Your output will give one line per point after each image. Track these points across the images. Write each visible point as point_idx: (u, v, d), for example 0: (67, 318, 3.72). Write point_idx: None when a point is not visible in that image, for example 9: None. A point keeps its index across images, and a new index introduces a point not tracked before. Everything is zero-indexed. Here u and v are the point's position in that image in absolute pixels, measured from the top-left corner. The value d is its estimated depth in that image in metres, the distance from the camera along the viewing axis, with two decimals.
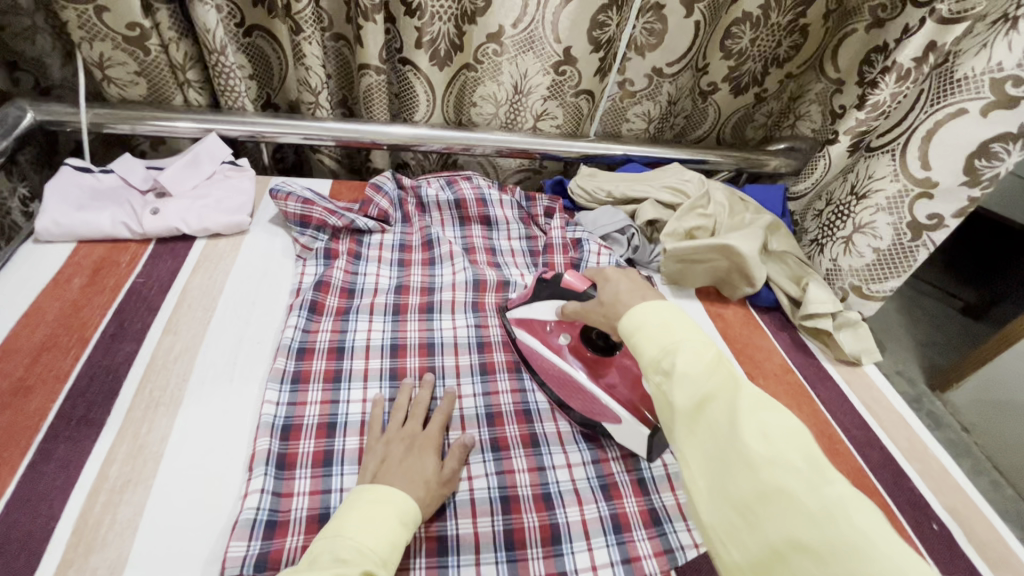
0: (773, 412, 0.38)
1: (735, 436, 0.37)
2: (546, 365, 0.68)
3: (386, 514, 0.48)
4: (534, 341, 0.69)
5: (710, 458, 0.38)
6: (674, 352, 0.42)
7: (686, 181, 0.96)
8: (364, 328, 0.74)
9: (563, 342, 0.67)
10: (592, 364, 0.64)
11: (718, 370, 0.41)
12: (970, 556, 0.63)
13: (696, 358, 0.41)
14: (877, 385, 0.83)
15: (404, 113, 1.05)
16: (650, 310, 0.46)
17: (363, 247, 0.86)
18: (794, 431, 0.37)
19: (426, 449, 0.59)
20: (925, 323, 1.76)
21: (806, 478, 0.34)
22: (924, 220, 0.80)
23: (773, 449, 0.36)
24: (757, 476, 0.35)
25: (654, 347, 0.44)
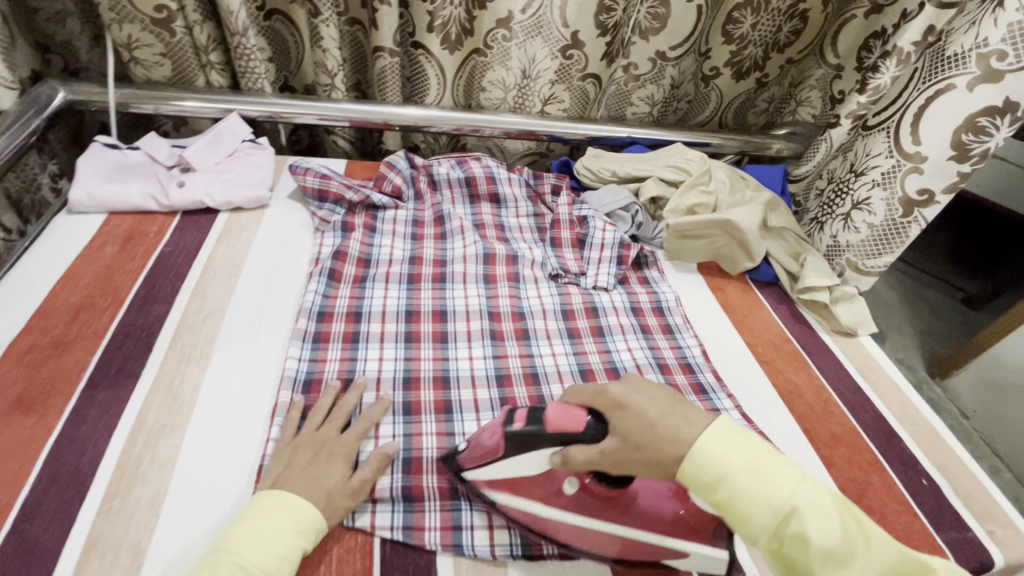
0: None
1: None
2: (562, 531, 0.53)
3: (278, 524, 0.48)
4: (532, 506, 0.53)
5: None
6: (801, 518, 0.42)
7: (687, 160, 1.00)
8: (380, 295, 0.77)
9: (568, 490, 0.53)
10: (607, 499, 0.53)
11: (853, 534, 0.42)
12: (958, 509, 0.66)
13: (827, 524, 0.42)
14: (872, 355, 0.86)
15: (416, 96, 1.08)
16: (731, 455, 0.44)
17: (378, 222, 0.89)
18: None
19: (335, 456, 0.55)
20: (927, 312, 1.78)
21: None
22: (914, 196, 0.83)
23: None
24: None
25: (769, 513, 0.42)
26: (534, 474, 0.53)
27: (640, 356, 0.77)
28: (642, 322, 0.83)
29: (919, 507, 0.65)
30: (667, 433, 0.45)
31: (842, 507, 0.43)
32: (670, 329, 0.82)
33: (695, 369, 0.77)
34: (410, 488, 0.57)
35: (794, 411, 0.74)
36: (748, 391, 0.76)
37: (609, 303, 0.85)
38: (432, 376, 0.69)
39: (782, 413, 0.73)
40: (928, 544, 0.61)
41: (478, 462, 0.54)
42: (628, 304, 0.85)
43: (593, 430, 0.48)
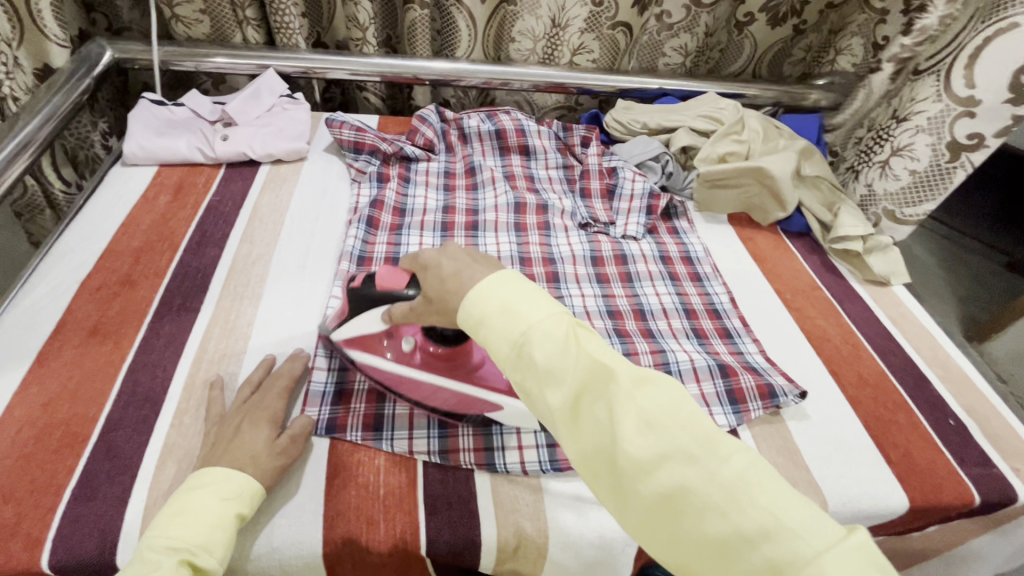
0: (643, 388, 0.39)
1: (616, 432, 0.38)
2: (406, 385, 0.59)
3: (202, 501, 0.46)
4: (379, 363, 0.59)
5: (592, 449, 0.40)
6: (530, 342, 0.41)
7: (720, 109, 0.99)
8: (415, 242, 0.81)
9: (407, 348, 0.59)
10: (447, 356, 0.58)
11: (573, 349, 0.41)
12: (984, 447, 0.67)
13: (552, 343, 0.41)
14: (904, 303, 0.86)
15: (446, 50, 1.10)
16: (487, 294, 0.44)
17: (411, 173, 0.92)
18: (669, 401, 0.39)
19: (259, 422, 0.54)
20: (968, 279, 1.75)
21: (698, 462, 0.37)
22: (963, 140, 0.81)
23: (654, 438, 0.38)
24: (646, 473, 0.37)
25: (507, 341, 0.43)
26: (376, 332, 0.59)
27: (667, 301, 0.79)
28: (670, 269, 0.84)
29: (944, 443, 0.66)
30: (449, 283, 0.47)
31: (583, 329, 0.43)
32: (698, 278, 0.83)
33: (722, 315, 0.78)
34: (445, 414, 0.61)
35: (821, 353, 0.75)
36: (774, 333, 0.77)
37: (638, 251, 0.86)
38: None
39: (808, 355, 0.74)
40: (951, 479, 0.62)
41: (337, 321, 0.61)
42: (657, 252, 0.86)
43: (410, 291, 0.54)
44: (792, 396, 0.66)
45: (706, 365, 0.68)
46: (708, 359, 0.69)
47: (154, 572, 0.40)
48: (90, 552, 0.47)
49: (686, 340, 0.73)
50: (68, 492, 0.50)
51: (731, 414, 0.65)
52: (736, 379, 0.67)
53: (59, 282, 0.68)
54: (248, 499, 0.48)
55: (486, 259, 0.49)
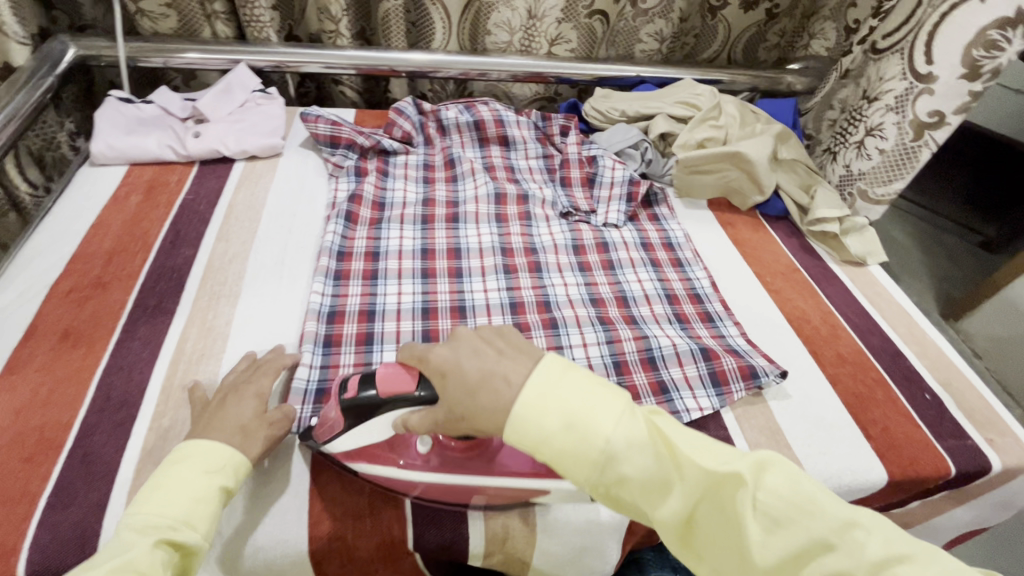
0: (761, 480, 0.41)
1: (747, 541, 0.40)
2: (430, 490, 0.52)
3: (185, 474, 0.45)
4: (395, 472, 0.52)
5: (722, 556, 0.42)
6: (618, 460, 0.43)
7: (697, 95, 0.99)
8: (396, 236, 0.80)
9: (423, 450, 0.53)
10: (465, 452, 0.53)
11: (669, 460, 0.43)
12: (958, 419, 0.68)
13: (647, 458, 0.43)
14: (881, 282, 0.87)
15: (421, 42, 1.09)
16: (545, 405, 0.44)
17: (390, 166, 0.91)
18: (786, 489, 0.41)
19: (245, 395, 0.54)
20: (944, 258, 1.80)
21: (839, 549, 0.39)
22: (925, 118, 0.82)
23: (782, 533, 0.40)
24: (789, 574, 0.40)
25: (588, 461, 0.43)
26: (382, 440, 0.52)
27: (649, 287, 0.79)
28: (652, 256, 0.84)
29: (920, 417, 0.67)
30: (481, 396, 0.45)
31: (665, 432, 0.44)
32: (679, 264, 0.84)
33: (703, 299, 0.79)
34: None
35: (801, 334, 0.76)
36: (755, 316, 0.78)
37: (619, 239, 0.86)
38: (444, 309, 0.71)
39: (788, 336, 0.75)
40: (928, 451, 0.64)
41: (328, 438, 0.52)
42: (638, 240, 0.87)
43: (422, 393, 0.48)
44: (773, 375, 0.67)
45: (688, 350, 0.69)
46: (691, 344, 0.70)
47: (130, 553, 0.39)
48: (68, 558, 0.46)
49: (669, 325, 0.74)
50: (43, 500, 0.49)
51: (715, 396, 0.66)
52: (718, 361, 0.68)
53: (28, 286, 0.66)
54: (232, 471, 0.48)
55: (513, 353, 0.48)
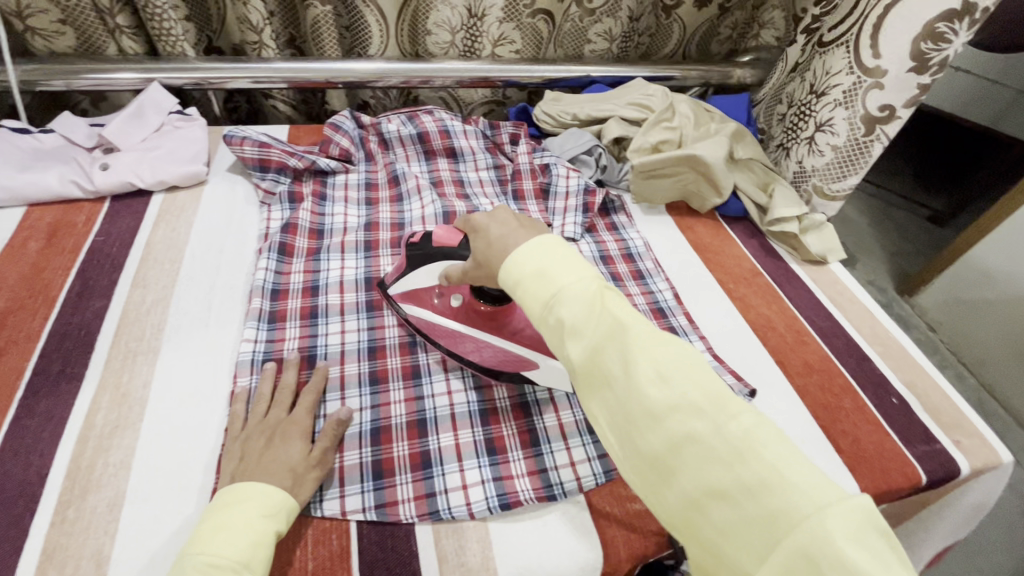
0: (663, 344, 0.38)
1: (632, 388, 0.37)
2: (444, 335, 0.62)
3: (245, 516, 0.44)
4: (428, 314, 0.63)
5: (607, 405, 0.39)
6: (559, 300, 0.41)
7: (649, 95, 0.95)
8: (337, 266, 0.73)
9: (456, 304, 0.61)
10: (491, 316, 0.59)
11: (599, 306, 0.40)
12: (925, 422, 0.67)
13: (579, 305, 0.40)
14: (842, 280, 0.86)
15: (357, 48, 1.02)
16: (524, 258, 0.44)
17: (328, 188, 0.84)
18: (685, 355, 0.38)
19: (292, 435, 0.53)
20: (898, 234, 1.84)
21: (706, 415, 0.35)
22: (876, 112, 0.81)
23: (669, 389, 0.37)
24: (659, 424, 0.36)
25: (536, 299, 0.42)
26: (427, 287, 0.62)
27: None
28: (612, 270, 0.80)
29: (888, 423, 0.66)
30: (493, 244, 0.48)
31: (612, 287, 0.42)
32: (641, 275, 0.80)
33: (667, 313, 0.75)
34: (379, 462, 0.55)
35: (766, 343, 0.74)
36: (720, 327, 0.75)
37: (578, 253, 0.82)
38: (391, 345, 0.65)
39: (753, 346, 0.73)
40: (898, 460, 0.62)
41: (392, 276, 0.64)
42: (597, 253, 0.83)
43: (462, 248, 0.56)
44: (743, 394, 0.65)
45: None
46: None
47: None
48: None
49: None
50: None
51: None
52: None
53: None
54: (285, 516, 0.47)
55: (533, 225, 0.49)
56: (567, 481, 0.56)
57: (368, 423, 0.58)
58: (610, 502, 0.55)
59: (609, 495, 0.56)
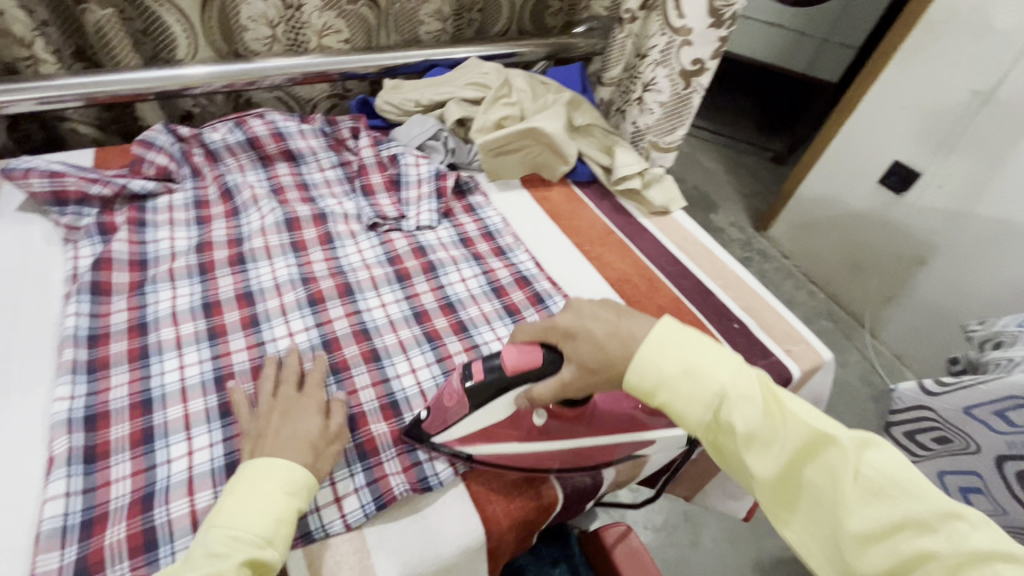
0: (863, 454, 0.41)
1: (842, 516, 0.41)
2: (534, 459, 0.56)
3: (265, 491, 0.45)
4: (509, 447, 0.56)
5: (817, 529, 0.42)
6: (729, 406, 0.44)
7: (485, 74, 0.96)
8: (167, 296, 0.66)
9: (538, 422, 0.56)
10: (572, 419, 0.56)
11: (775, 415, 0.44)
12: (763, 341, 0.76)
13: (753, 411, 0.44)
14: (685, 227, 0.93)
15: (162, 54, 0.91)
16: (663, 355, 0.46)
17: (148, 213, 0.75)
18: (892, 467, 0.40)
19: (299, 413, 0.53)
20: (748, 176, 2.05)
21: (937, 531, 0.38)
22: (689, 67, 0.87)
23: (882, 505, 0.40)
24: (874, 545, 0.39)
25: (700, 404, 0.45)
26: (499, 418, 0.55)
27: (474, 285, 0.75)
28: (473, 250, 0.80)
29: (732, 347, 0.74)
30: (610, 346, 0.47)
31: (781, 400, 0.45)
32: (502, 251, 0.81)
33: (531, 281, 0.77)
34: (362, 444, 0.56)
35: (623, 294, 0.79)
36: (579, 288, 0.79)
37: (436, 240, 0.81)
38: (275, 355, 0.62)
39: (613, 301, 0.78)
40: None
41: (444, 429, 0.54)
42: (456, 237, 0.82)
43: (552, 362, 0.50)
44: None
45: None
46: None
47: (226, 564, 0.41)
48: None
49: (499, 322, 0.71)
50: None
51: None
52: None
53: None
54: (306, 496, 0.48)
55: (630, 313, 0.50)
56: (442, 470, 0.55)
57: (221, 458, 0.53)
58: (488, 479, 0.56)
59: (487, 471, 0.57)
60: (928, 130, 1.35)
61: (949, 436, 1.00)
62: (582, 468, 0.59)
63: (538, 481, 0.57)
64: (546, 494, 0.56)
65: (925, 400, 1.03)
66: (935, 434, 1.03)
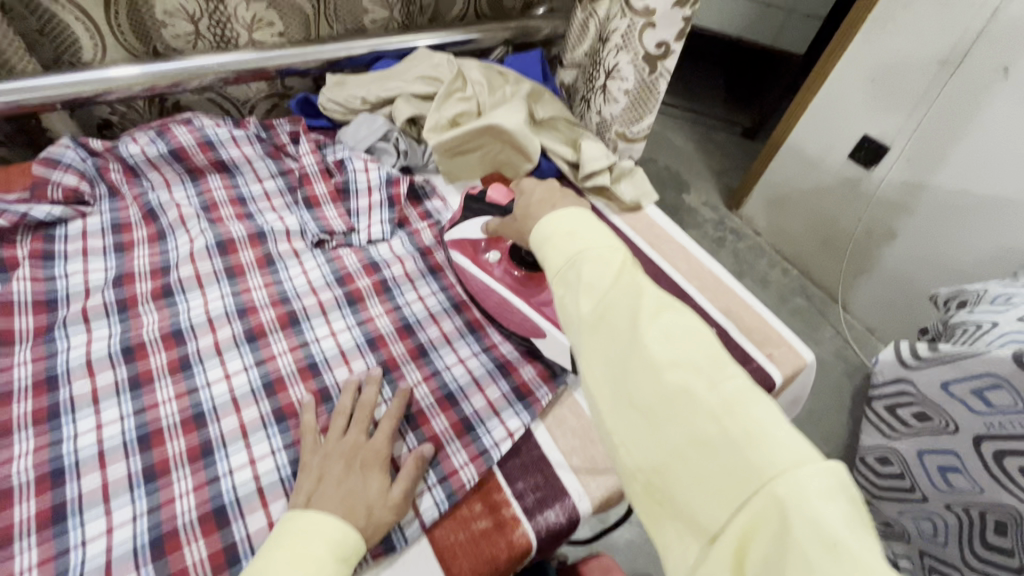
0: (665, 313, 0.38)
1: (636, 340, 0.37)
2: (472, 283, 0.68)
3: (317, 552, 0.42)
4: (466, 261, 0.68)
5: (610, 364, 0.39)
6: (584, 260, 0.43)
7: (436, 66, 0.89)
8: (81, 342, 0.58)
9: (494, 261, 0.68)
10: (523, 280, 0.66)
11: (625, 275, 0.41)
12: (742, 344, 0.72)
13: (602, 268, 0.42)
14: (657, 222, 0.88)
15: (66, 55, 0.81)
16: (557, 219, 0.47)
17: (57, 243, 0.67)
18: (690, 329, 0.38)
19: (371, 464, 0.50)
20: (718, 153, 2.01)
21: (702, 374, 0.36)
22: (653, 50, 0.81)
23: (672, 347, 0.37)
24: (658, 377, 0.36)
25: (560, 258, 0.44)
26: (475, 239, 0.69)
27: (432, 302, 0.69)
28: (431, 263, 0.74)
29: None
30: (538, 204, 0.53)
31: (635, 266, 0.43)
32: None
33: None
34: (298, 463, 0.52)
35: None
36: None
37: (389, 254, 0.74)
38: (212, 405, 0.55)
39: None
40: None
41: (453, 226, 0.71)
42: (412, 248, 0.75)
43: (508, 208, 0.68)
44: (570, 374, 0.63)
45: (485, 372, 0.62)
46: (488, 364, 0.63)
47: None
48: None
49: (461, 342, 0.65)
50: None
51: (523, 412, 0.59)
52: (518, 374, 0.63)
53: None
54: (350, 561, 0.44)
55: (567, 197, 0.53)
56: (407, 526, 0.50)
57: (145, 534, 0.47)
58: (453, 531, 0.51)
59: (452, 522, 0.52)
60: (896, 103, 1.32)
61: (929, 413, 1.00)
62: (557, 507, 0.54)
63: (510, 526, 0.52)
64: (517, 542, 0.51)
65: (904, 372, 1.03)
66: (914, 410, 1.03)
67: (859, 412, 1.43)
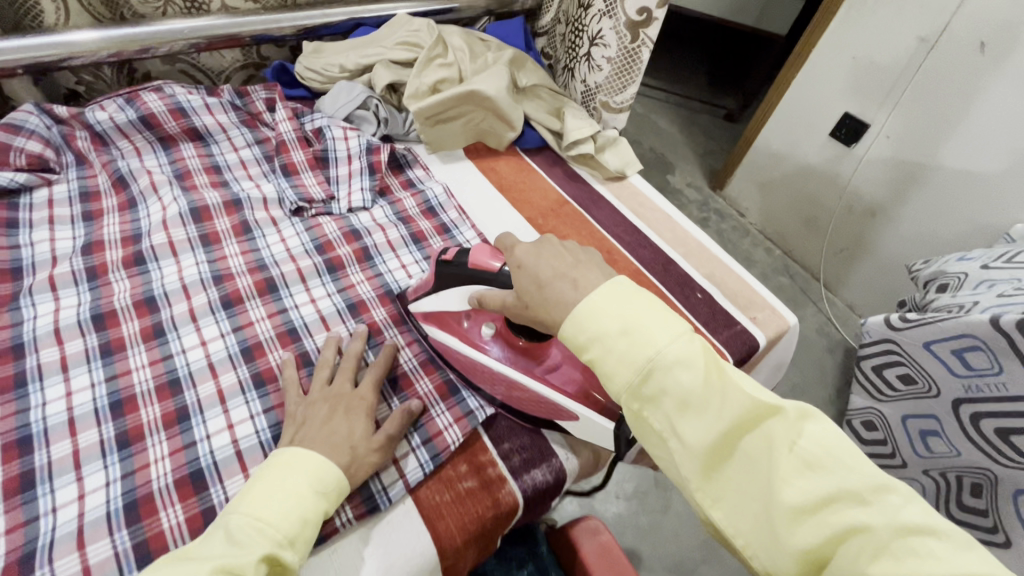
0: (801, 426, 0.35)
1: (775, 484, 0.34)
2: (466, 365, 0.56)
3: (297, 484, 0.41)
4: (452, 339, 0.56)
5: (752, 514, 0.35)
6: (663, 369, 0.37)
7: (414, 31, 0.86)
8: (47, 309, 0.56)
9: (490, 335, 0.57)
10: (527, 352, 0.55)
11: (716, 380, 0.36)
12: (727, 308, 0.72)
13: (689, 375, 0.36)
14: (642, 191, 0.88)
15: (26, 20, 0.78)
16: (600, 309, 0.40)
17: (22, 211, 0.64)
18: (832, 440, 0.34)
19: (355, 409, 0.49)
20: (701, 134, 2.02)
21: (869, 504, 0.32)
22: (635, 17, 0.80)
23: (815, 477, 0.33)
24: (808, 518, 0.33)
25: (629, 364, 0.38)
26: (457, 310, 0.56)
27: (415, 268, 0.68)
28: (413, 230, 0.72)
29: (694, 319, 0.70)
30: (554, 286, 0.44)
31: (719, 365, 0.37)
32: (445, 229, 0.73)
33: None
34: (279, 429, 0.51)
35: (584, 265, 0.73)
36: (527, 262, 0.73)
37: (370, 222, 0.72)
38: (188, 371, 0.54)
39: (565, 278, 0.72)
40: None
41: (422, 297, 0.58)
42: (393, 215, 0.74)
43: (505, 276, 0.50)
44: None
45: None
46: None
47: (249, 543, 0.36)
48: None
49: None
50: None
51: None
52: None
53: None
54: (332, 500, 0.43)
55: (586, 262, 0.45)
56: (391, 486, 0.49)
57: (119, 499, 0.45)
58: (439, 491, 0.51)
59: (437, 483, 0.51)
60: (876, 80, 1.33)
61: (914, 376, 1.01)
62: (543, 467, 0.53)
63: (496, 486, 0.51)
64: (504, 500, 0.51)
65: (891, 335, 1.04)
66: (900, 372, 1.04)
67: (839, 385, 1.46)
